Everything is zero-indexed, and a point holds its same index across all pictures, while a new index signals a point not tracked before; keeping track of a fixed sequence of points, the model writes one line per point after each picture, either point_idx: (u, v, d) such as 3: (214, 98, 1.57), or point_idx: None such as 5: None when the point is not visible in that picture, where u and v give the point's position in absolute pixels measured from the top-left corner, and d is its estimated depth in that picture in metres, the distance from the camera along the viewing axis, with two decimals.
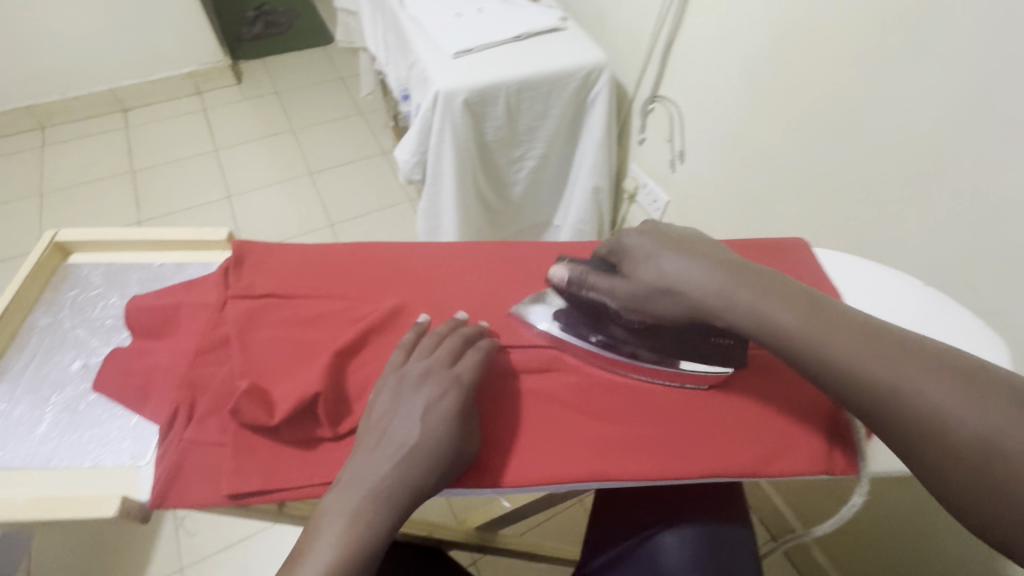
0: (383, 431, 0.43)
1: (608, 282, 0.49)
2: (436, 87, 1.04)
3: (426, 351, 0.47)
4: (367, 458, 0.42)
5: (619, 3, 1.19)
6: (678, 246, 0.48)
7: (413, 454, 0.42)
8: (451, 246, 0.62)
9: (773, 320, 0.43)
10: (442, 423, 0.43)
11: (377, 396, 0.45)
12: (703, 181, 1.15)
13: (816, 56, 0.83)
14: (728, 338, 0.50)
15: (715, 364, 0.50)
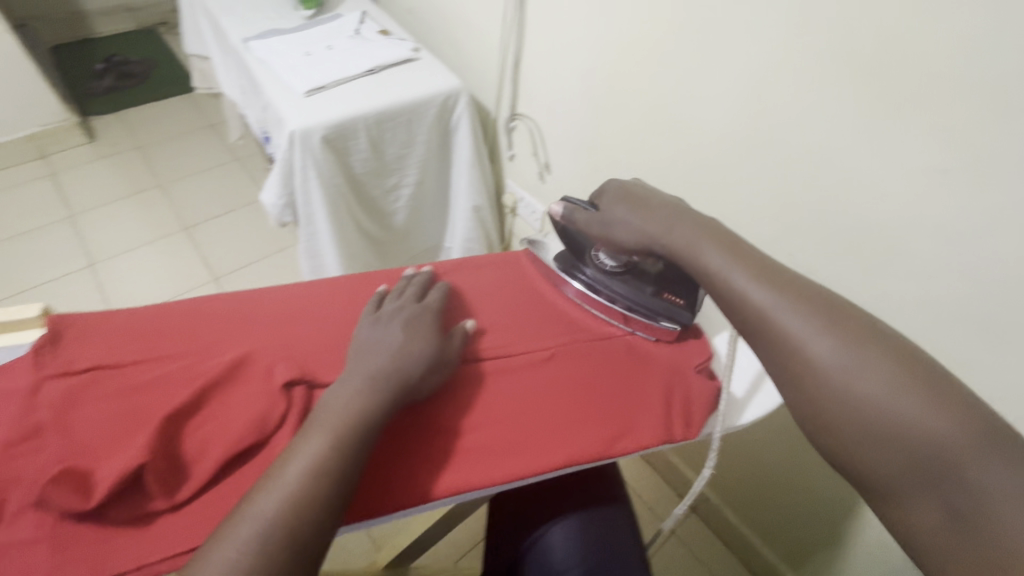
0: (379, 340, 0.52)
1: (588, 219, 0.61)
2: (290, 126, 1.03)
3: (395, 296, 0.58)
4: (367, 361, 0.50)
5: (466, 32, 1.25)
6: (632, 199, 0.59)
7: (398, 355, 0.50)
8: (297, 288, 0.62)
9: (697, 253, 0.52)
10: (421, 333, 0.53)
11: (357, 331, 0.54)
12: (569, 188, 1.22)
13: (634, 67, 0.93)
14: (677, 297, 0.60)
15: (663, 320, 0.60)
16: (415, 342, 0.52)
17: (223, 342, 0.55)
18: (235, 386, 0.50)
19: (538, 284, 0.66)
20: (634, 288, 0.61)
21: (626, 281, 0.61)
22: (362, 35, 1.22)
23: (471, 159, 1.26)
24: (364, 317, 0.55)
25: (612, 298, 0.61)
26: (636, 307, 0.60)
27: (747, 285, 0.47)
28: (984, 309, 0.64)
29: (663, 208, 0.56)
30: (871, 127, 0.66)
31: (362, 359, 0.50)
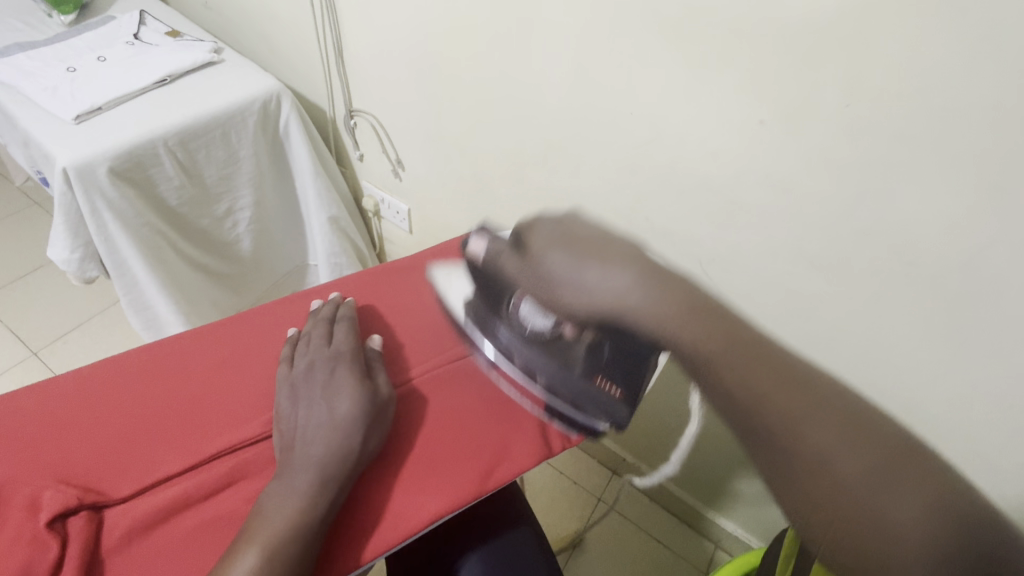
0: (305, 409, 0.46)
1: (518, 268, 0.40)
2: (58, 164, 0.83)
3: (304, 347, 0.51)
4: (302, 438, 0.45)
5: (277, 24, 1.11)
6: (607, 254, 0.32)
7: (325, 421, 0.45)
8: (67, 383, 0.49)
9: (674, 363, 0.29)
10: (341, 386, 0.47)
11: (277, 404, 0.48)
12: (427, 182, 1.13)
13: (460, 45, 0.86)
14: (615, 390, 0.44)
15: (589, 413, 0.46)
16: (338, 401, 0.46)
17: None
18: None
19: (443, 292, 0.61)
20: (560, 368, 0.44)
21: (546, 358, 0.44)
22: (144, 40, 1.02)
23: (313, 167, 1.11)
24: (279, 381, 0.50)
25: (527, 368, 0.46)
26: (557, 389, 0.45)
27: (763, 415, 0.29)
28: (816, 246, 0.68)
29: (637, 267, 0.30)
30: (689, 87, 0.67)
31: (289, 441, 0.45)
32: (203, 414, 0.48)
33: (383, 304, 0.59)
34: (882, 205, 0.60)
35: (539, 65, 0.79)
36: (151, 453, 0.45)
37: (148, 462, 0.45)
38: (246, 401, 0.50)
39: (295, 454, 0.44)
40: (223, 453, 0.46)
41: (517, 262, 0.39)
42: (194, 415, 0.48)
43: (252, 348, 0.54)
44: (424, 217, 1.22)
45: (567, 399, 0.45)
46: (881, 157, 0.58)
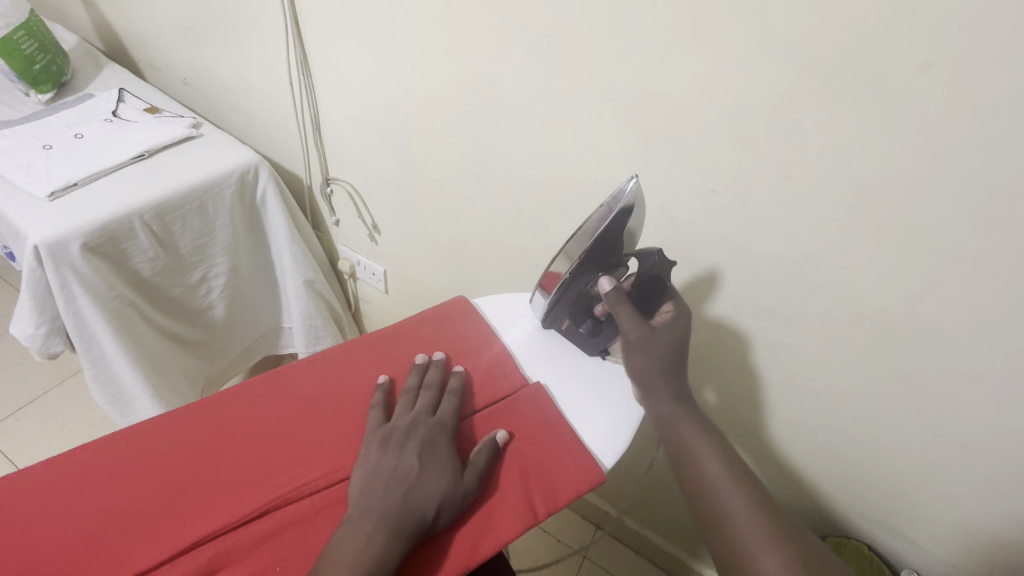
0: (393, 466, 0.48)
1: (629, 318, 0.58)
2: (31, 240, 0.82)
3: (408, 405, 0.55)
4: (374, 494, 0.46)
5: (254, 100, 1.17)
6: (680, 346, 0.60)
7: (410, 486, 0.47)
8: (39, 474, 0.48)
9: (688, 435, 0.55)
10: (434, 460, 0.49)
11: (366, 455, 0.50)
12: (403, 246, 1.17)
13: (432, 122, 0.92)
14: (563, 326, 0.64)
15: (544, 314, 0.64)
16: (428, 474, 0.48)
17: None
18: None
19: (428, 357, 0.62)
20: (575, 299, 0.61)
21: (580, 295, 0.61)
22: (122, 117, 1.05)
23: (289, 234, 1.13)
24: (375, 431, 0.52)
25: (570, 279, 0.59)
26: (558, 294, 0.61)
27: (716, 468, 0.52)
28: (773, 298, 0.73)
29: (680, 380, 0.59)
30: (646, 158, 0.72)
31: (370, 493, 0.47)
32: (178, 504, 0.47)
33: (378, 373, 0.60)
34: (830, 260, 0.66)
35: (506, 140, 0.85)
36: (128, 543, 0.45)
37: (122, 555, 0.44)
38: (220, 487, 0.49)
39: (375, 510, 0.45)
40: (199, 544, 0.45)
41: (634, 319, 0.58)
42: (170, 504, 0.47)
43: (227, 428, 0.53)
44: (400, 278, 1.24)
45: (550, 298, 0.62)
46: (820, 223, 0.64)
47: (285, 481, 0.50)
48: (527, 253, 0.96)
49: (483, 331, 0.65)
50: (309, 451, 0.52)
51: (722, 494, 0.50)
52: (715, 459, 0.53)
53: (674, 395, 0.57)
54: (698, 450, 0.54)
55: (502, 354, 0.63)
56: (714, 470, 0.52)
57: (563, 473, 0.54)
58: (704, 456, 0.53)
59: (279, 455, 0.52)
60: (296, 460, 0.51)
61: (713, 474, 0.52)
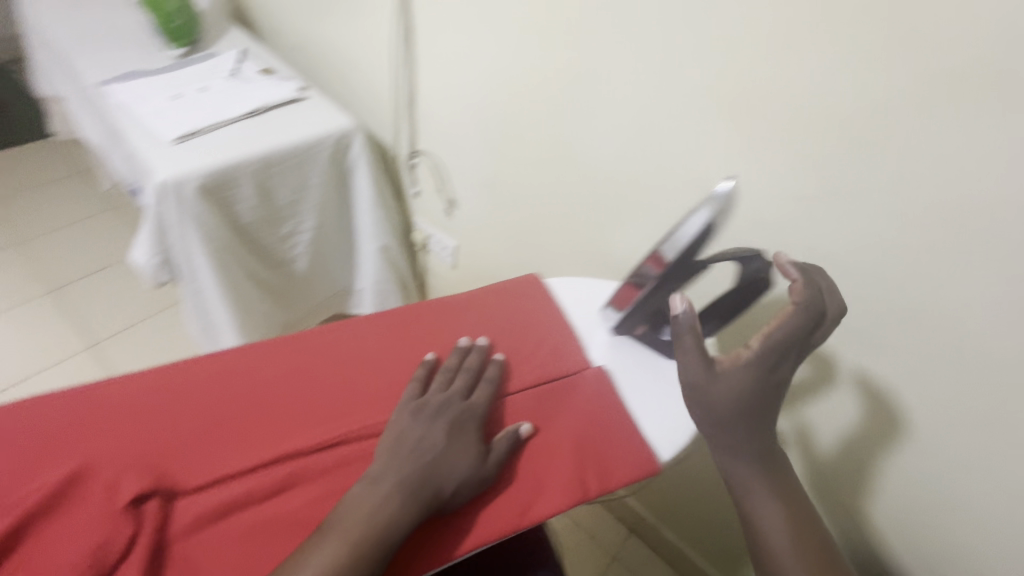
0: (421, 438, 0.49)
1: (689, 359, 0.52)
2: (157, 178, 0.92)
3: (444, 382, 0.55)
4: (396, 463, 0.47)
5: (357, 69, 1.23)
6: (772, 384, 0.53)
7: (435, 459, 0.47)
8: (145, 374, 0.53)
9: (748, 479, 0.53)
10: (460, 441, 0.50)
11: (396, 422, 0.51)
12: (477, 223, 1.20)
13: (524, 103, 0.93)
14: (645, 333, 0.63)
15: (624, 323, 0.63)
16: (452, 455, 0.48)
17: (38, 462, 0.45)
18: (61, 512, 0.42)
19: (499, 326, 0.64)
20: (658, 305, 0.60)
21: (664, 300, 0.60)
22: (241, 76, 1.14)
23: (372, 200, 1.20)
24: (406, 403, 0.52)
25: (654, 287, 0.58)
26: (642, 303, 0.60)
27: (769, 519, 0.52)
28: (858, 320, 0.68)
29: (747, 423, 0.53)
30: (738, 158, 0.70)
31: (392, 459, 0.47)
32: (261, 423, 0.51)
33: (451, 334, 0.62)
34: (935, 289, 0.61)
35: (596, 127, 0.85)
36: (219, 448, 0.48)
37: (213, 457, 0.48)
38: (296, 415, 0.52)
39: (394, 476, 0.46)
40: (273, 461, 0.49)
41: (695, 361, 0.52)
42: (257, 421, 0.51)
43: (306, 363, 0.57)
44: (471, 255, 1.27)
45: (632, 307, 0.61)
46: (931, 247, 0.59)
47: (359, 420, 0.53)
48: (599, 245, 0.96)
49: (554, 310, 0.66)
50: (383, 396, 0.55)
51: (774, 542, 0.51)
52: (778, 514, 0.52)
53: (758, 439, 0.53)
54: (764, 502, 0.53)
55: (568, 335, 0.64)
56: (773, 526, 0.52)
57: (616, 456, 0.54)
58: (760, 500, 0.53)
59: (350, 395, 0.55)
60: (365, 403, 0.54)
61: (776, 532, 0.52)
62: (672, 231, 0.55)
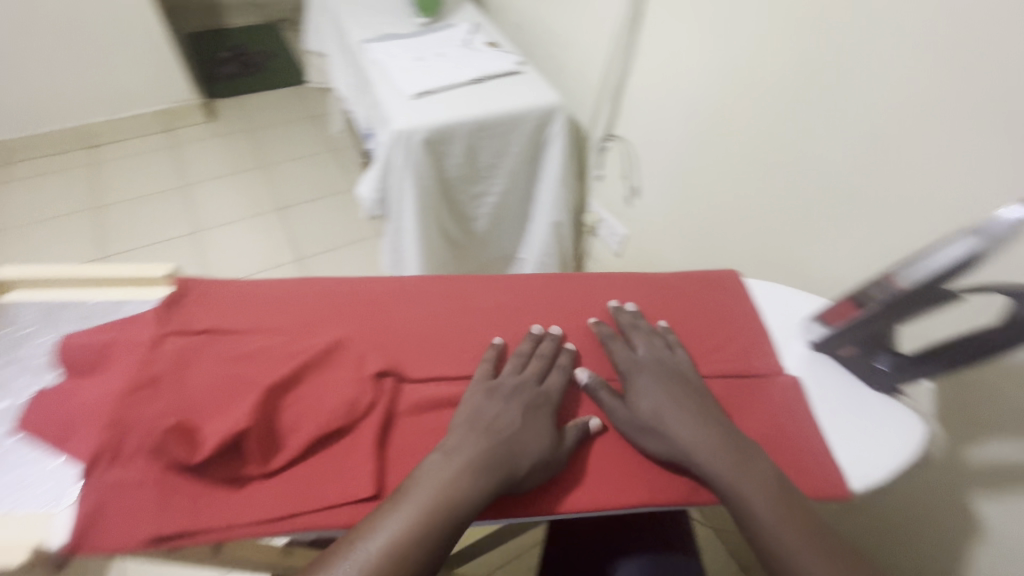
0: (496, 417, 0.49)
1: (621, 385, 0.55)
2: (394, 127, 1.07)
3: (520, 366, 0.54)
4: (472, 438, 0.47)
5: (571, 50, 1.28)
6: (699, 391, 0.53)
7: (509, 439, 0.47)
8: (386, 281, 0.63)
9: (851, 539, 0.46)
10: (535, 424, 0.49)
11: (470, 398, 0.51)
12: (656, 215, 1.20)
13: (745, 101, 0.90)
14: (851, 355, 0.58)
15: (825, 339, 0.59)
16: (527, 436, 0.48)
17: (309, 330, 0.56)
18: (326, 370, 0.53)
19: (688, 314, 0.64)
20: (876, 330, 0.55)
21: (886, 327, 0.54)
22: (471, 46, 1.26)
23: (559, 177, 1.26)
24: (482, 382, 0.52)
25: (877, 310, 0.53)
26: (856, 324, 0.55)
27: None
28: None
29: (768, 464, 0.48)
30: (1018, 189, 0.60)
31: (464, 436, 0.47)
32: (472, 343, 0.57)
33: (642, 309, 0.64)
34: None
35: (828, 135, 0.79)
36: (438, 355, 0.56)
37: (432, 360, 0.55)
38: (503, 344, 0.58)
39: (466, 454, 0.46)
40: None
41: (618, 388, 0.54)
42: (468, 340, 0.58)
43: (514, 302, 0.62)
44: (642, 244, 1.29)
45: (842, 325, 0.57)
46: None
47: None
48: (797, 257, 0.91)
49: (747, 311, 0.65)
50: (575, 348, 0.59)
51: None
52: (765, 497, 0.46)
53: (685, 426, 0.50)
54: (736, 479, 0.46)
55: (760, 339, 0.62)
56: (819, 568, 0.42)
57: (800, 471, 0.51)
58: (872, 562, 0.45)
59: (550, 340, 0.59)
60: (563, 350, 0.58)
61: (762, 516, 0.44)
62: (922, 255, 0.48)
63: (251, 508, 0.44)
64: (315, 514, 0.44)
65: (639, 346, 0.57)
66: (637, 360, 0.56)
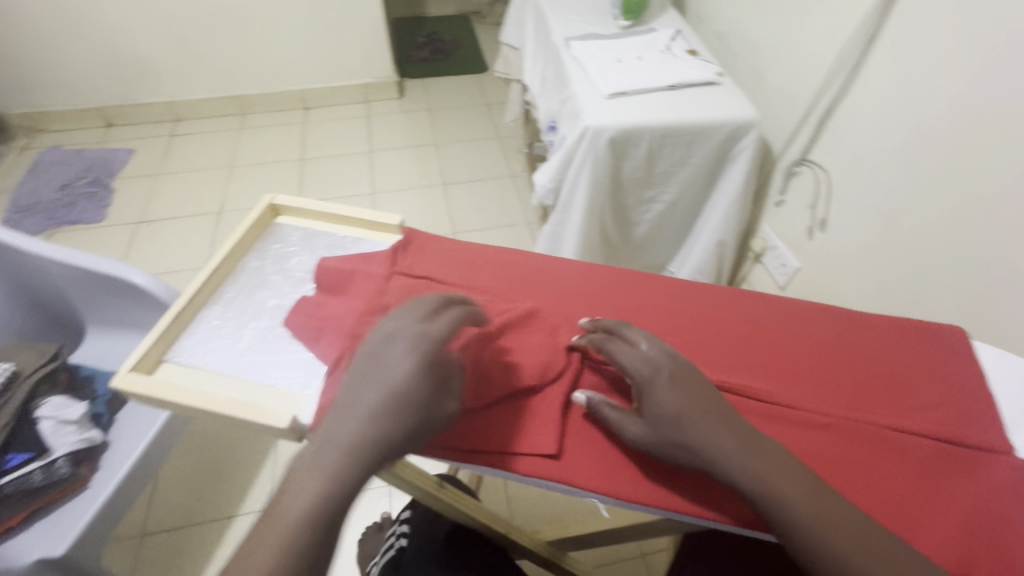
0: (378, 373, 0.45)
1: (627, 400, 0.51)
2: (585, 123, 1.11)
3: (427, 316, 0.48)
4: (360, 399, 0.44)
5: (777, 66, 1.21)
6: (698, 379, 0.49)
7: (396, 397, 0.43)
8: (577, 265, 0.66)
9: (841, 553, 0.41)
10: (405, 374, 0.44)
11: (370, 350, 0.47)
12: (841, 252, 1.10)
13: (996, 143, 0.79)
14: None
15: None
16: (410, 389, 0.44)
17: (508, 295, 0.62)
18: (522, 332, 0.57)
19: (892, 360, 0.59)
20: None
21: None
22: (672, 53, 1.26)
23: (736, 195, 1.21)
24: (389, 327, 0.48)
25: None
26: None
27: None
28: None
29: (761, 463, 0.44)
30: None
31: (369, 392, 0.44)
32: (656, 338, 0.58)
33: (839, 341, 0.60)
34: None
35: None
36: None
37: None
38: (688, 347, 0.58)
39: (364, 415, 0.43)
40: None
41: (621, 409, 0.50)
42: (652, 334, 0.59)
43: (703, 309, 0.62)
44: (816, 280, 1.19)
45: None
46: None
47: (736, 375, 0.56)
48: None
49: (969, 373, 0.57)
50: (762, 366, 0.57)
51: None
52: (784, 477, 0.43)
53: (687, 407, 0.47)
54: (746, 456, 0.44)
55: (981, 406, 0.55)
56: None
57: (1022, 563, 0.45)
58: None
59: (738, 354, 0.58)
60: (751, 367, 0.57)
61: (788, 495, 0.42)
62: None
63: (450, 436, 0.51)
64: (500, 457, 0.51)
65: (641, 341, 0.52)
66: (655, 363, 0.50)
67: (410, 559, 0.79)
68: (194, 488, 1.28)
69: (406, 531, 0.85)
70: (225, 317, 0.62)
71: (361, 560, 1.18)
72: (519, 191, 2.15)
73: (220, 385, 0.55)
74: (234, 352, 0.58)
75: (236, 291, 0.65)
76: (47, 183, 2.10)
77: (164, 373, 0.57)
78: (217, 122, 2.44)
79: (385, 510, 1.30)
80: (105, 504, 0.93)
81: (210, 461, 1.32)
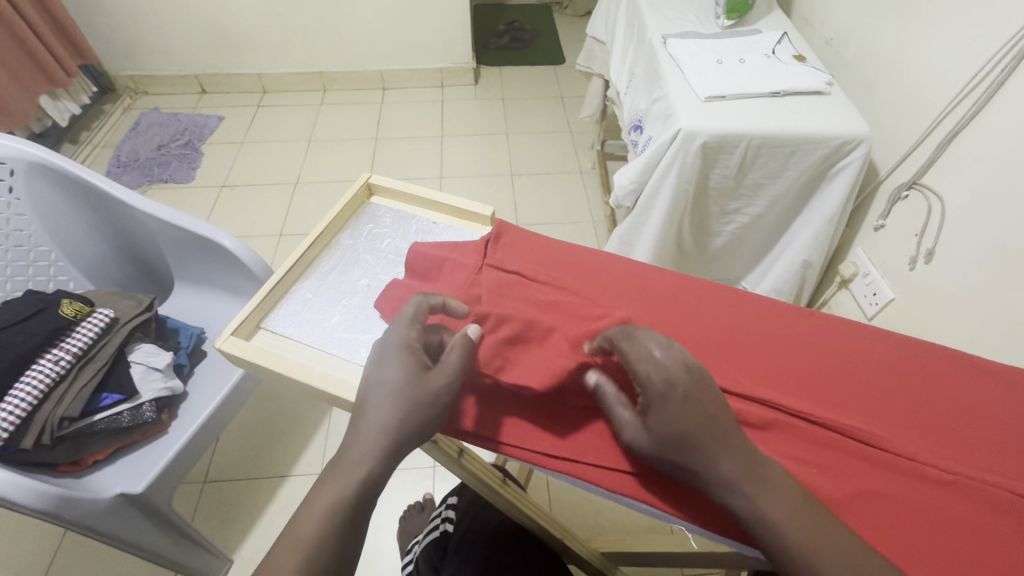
0: (377, 375, 0.47)
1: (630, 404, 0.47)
2: (677, 125, 1.06)
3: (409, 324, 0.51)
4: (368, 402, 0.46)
5: (896, 78, 1.12)
6: (712, 395, 0.43)
7: (394, 394, 0.45)
8: (672, 278, 0.64)
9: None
10: (404, 372, 0.47)
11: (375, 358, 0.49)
12: (947, 288, 1.01)
13: None
14: None
15: None
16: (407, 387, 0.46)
17: (599, 300, 0.60)
18: None
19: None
20: None
21: None
22: (777, 57, 1.18)
23: (832, 215, 1.12)
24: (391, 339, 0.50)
25: None
26: None
27: None
28: None
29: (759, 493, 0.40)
30: None
31: (375, 406, 0.45)
32: (754, 363, 0.55)
33: (962, 391, 0.54)
34: None
35: None
36: (720, 364, 0.54)
37: (713, 367, 0.54)
38: (792, 378, 0.54)
39: (377, 430, 0.44)
40: (764, 403, 0.52)
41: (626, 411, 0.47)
42: (750, 359, 0.55)
43: (809, 338, 0.57)
44: (912, 315, 1.09)
45: None
46: None
47: (843, 415, 0.51)
48: None
49: None
50: (872, 407, 0.52)
51: None
52: (786, 505, 0.40)
53: (692, 428, 0.42)
54: (746, 480, 0.40)
55: None
56: None
57: None
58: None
59: (849, 392, 0.53)
60: (863, 408, 0.52)
61: (786, 528, 0.39)
62: None
63: (543, 438, 0.51)
64: (593, 470, 0.50)
65: (654, 349, 0.46)
66: (671, 387, 0.43)
67: (457, 545, 0.79)
68: (254, 445, 1.34)
69: (452, 516, 0.86)
70: (319, 291, 0.63)
71: (402, 537, 1.20)
72: (587, 189, 2.11)
73: (312, 358, 0.57)
74: (326, 327, 0.60)
75: (330, 266, 0.66)
76: (145, 143, 2.25)
77: (261, 339, 0.59)
78: (300, 96, 2.54)
79: (428, 491, 1.31)
80: (179, 452, 0.98)
81: (270, 420, 1.39)
